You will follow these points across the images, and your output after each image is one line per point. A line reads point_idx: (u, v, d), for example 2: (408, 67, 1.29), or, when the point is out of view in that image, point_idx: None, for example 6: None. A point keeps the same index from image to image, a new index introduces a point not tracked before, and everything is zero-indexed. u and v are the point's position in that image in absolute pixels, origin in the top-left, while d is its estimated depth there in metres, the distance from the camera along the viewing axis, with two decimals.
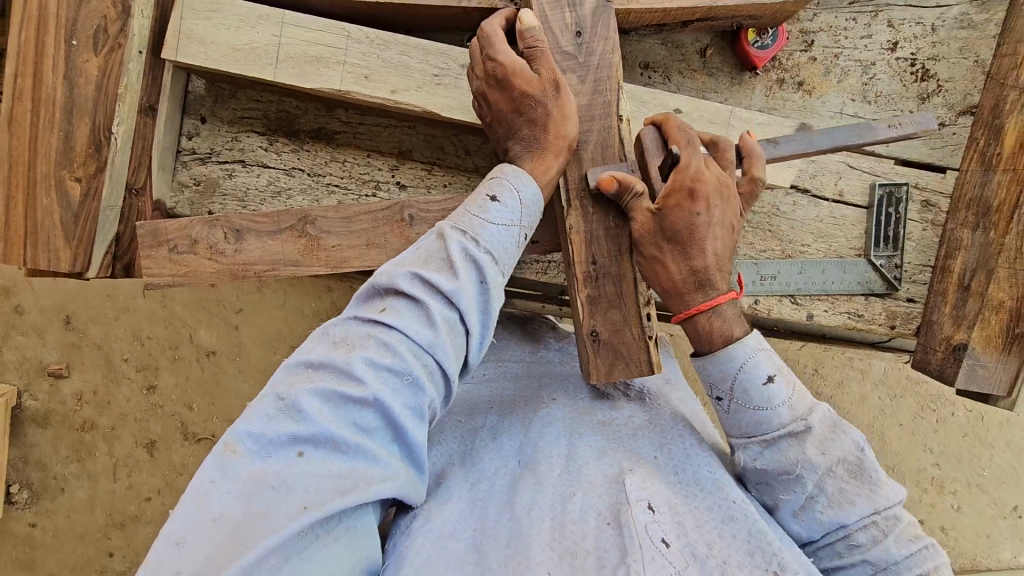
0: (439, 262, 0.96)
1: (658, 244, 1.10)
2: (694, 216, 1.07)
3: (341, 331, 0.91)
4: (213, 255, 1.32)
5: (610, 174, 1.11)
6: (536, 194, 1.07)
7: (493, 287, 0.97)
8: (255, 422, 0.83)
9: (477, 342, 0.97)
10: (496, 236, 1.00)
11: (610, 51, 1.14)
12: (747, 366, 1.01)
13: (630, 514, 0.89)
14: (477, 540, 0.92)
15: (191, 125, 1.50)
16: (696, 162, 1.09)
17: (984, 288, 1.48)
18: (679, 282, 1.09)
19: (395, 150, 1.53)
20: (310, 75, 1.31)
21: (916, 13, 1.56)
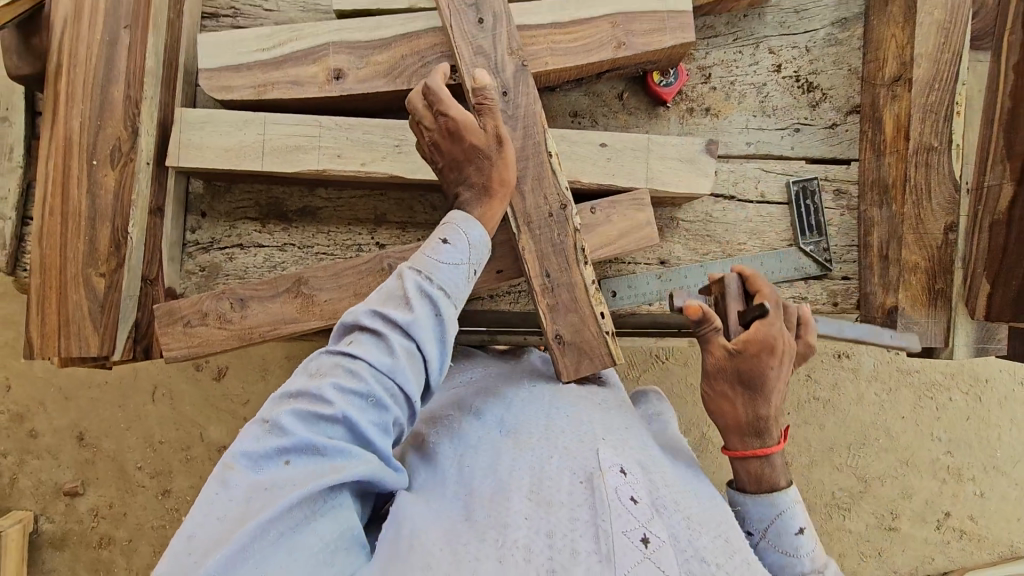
0: (397, 301, 1.15)
1: (728, 383, 1.35)
2: (768, 369, 1.32)
3: (317, 363, 1.09)
4: (222, 323, 1.51)
5: (698, 304, 1.36)
6: (483, 231, 1.28)
7: (445, 317, 1.16)
8: (247, 442, 1.00)
9: (436, 366, 1.15)
10: (447, 273, 1.20)
11: (532, 104, 1.39)
12: (784, 514, 1.28)
13: (602, 480, 1.08)
14: (466, 501, 1.12)
15: (193, 220, 1.73)
16: (777, 325, 1.34)
17: (899, 254, 1.69)
18: (742, 420, 1.33)
19: (371, 216, 1.77)
20: (293, 162, 1.56)
21: (791, 40, 1.84)
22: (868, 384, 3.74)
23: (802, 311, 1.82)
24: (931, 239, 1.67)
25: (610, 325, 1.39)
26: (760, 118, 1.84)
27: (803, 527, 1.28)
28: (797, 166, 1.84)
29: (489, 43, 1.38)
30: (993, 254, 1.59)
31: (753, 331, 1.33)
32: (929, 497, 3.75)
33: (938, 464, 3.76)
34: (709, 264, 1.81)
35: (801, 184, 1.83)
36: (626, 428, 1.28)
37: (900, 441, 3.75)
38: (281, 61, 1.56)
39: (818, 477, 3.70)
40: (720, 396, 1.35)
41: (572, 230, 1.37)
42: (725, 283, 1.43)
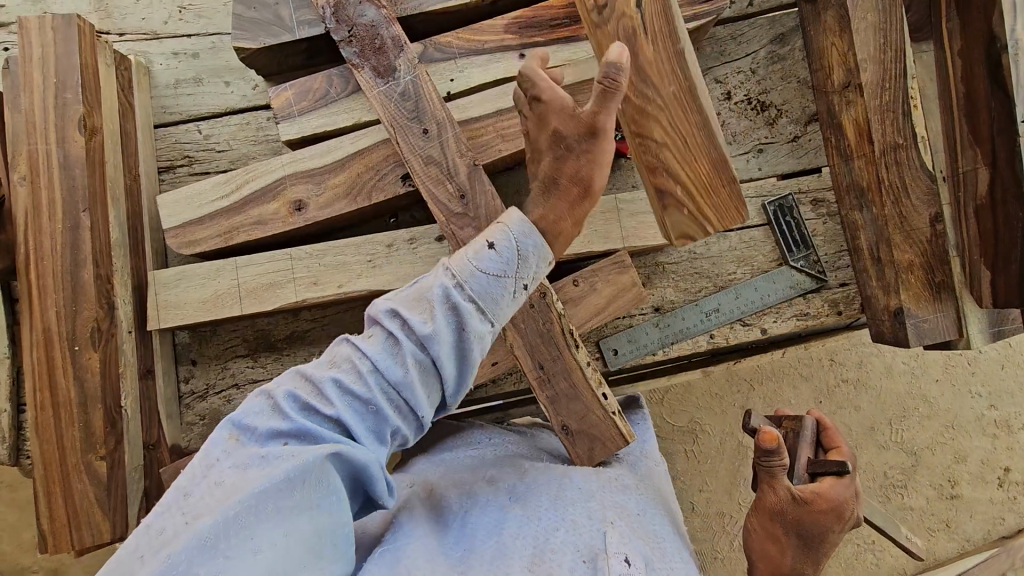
0: (425, 302, 0.97)
1: (782, 529, 1.33)
2: (827, 525, 1.31)
3: (333, 348, 0.98)
4: None
5: (777, 437, 1.28)
6: (540, 241, 1.03)
7: (472, 338, 0.97)
8: (248, 413, 0.93)
9: (447, 383, 1.00)
10: (485, 283, 0.99)
11: (492, 200, 1.36)
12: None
13: (606, 564, 1.10)
14: (465, 555, 1.13)
15: (185, 370, 1.72)
16: (851, 491, 1.33)
17: (892, 255, 1.65)
18: (783, 564, 1.36)
19: (360, 328, 1.76)
20: (269, 300, 1.55)
21: (734, 65, 1.83)
22: (894, 355, 3.66)
23: (808, 328, 1.81)
24: (920, 234, 1.62)
25: (615, 403, 1.35)
26: (721, 147, 1.84)
27: None
28: (769, 185, 1.83)
29: (438, 150, 1.37)
30: (985, 240, 1.51)
31: (825, 487, 1.32)
32: (983, 456, 3.66)
33: (984, 420, 3.67)
34: (703, 301, 1.79)
35: (777, 202, 1.81)
36: (640, 507, 1.30)
37: (939, 406, 3.66)
38: (241, 205, 1.56)
39: (866, 460, 3.61)
40: (771, 537, 1.35)
41: (556, 315, 1.34)
42: (802, 424, 1.45)
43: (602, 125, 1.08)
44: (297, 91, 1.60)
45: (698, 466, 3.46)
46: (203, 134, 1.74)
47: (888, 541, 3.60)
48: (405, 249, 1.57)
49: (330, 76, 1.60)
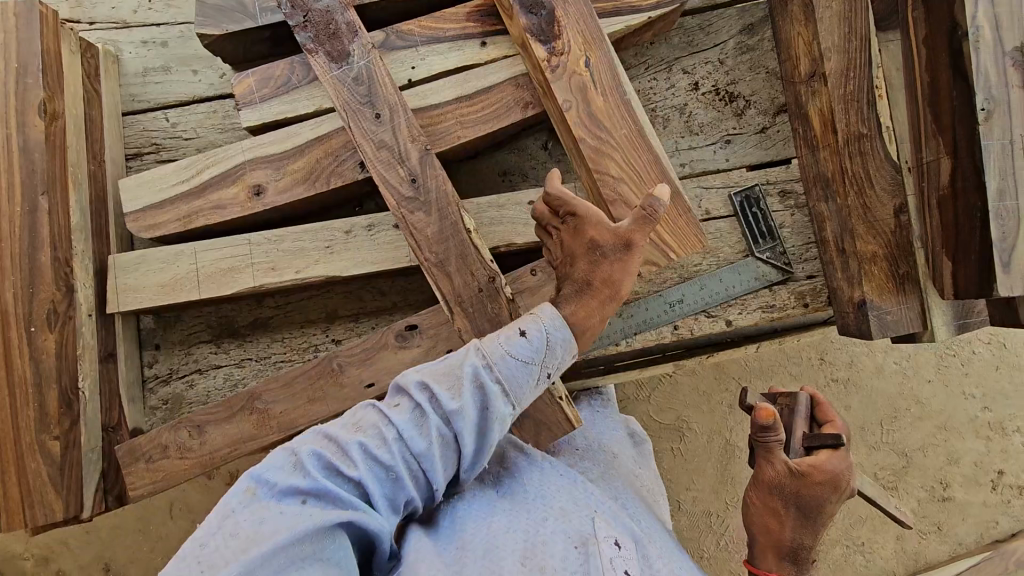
0: (453, 381, 1.11)
1: (783, 504, 1.29)
2: (826, 499, 1.28)
3: (360, 414, 1.07)
4: (182, 453, 1.52)
5: (772, 409, 1.29)
6: (568, 338, 1.19)
7: (492, 415, 1.11)
8: (270, 470, 0.98)
9: (463, 457, 1.12)
10: (511, 367, 1.13)
11: (442, 184, 1.37)
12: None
13: (598, 548, 1.14)
14: (457, 554, 1.14)
15: (150, 355, 1.74)
16: (847, 460, 1.32)
17: (855, 246, 1.62)
18: (783, 542, 1.30)
19: (322, 315, 1.76)
20: (228, 284, 1.56)
21: (703, 55, 1.81)
22: (886, 355, 3.61)
23: (773, 320, 1.78)
24: (884, 225, 1.61)
25: (563, 389, 1.47)
26: (689, 137, 1.82)
27: None
28: (736, 176, 1.81)
29: (390, 135, 1.37)
30: (947, 232, 1.52)
31: (820, 459, 1.31)
32: (976, 458, 3.60)
33: (978, 422, 3.61)
34: (667, 292, 1.79)
35: (744, 193, 1.80)
36: (616, 498, 1.39)
37: (931, 407, 3.61)
38: (201, 189, 1.57)
39: (855, 461, 3.57)
40: (772, 511, 1.30)
41: (505, 299, 1.34)
42: (796, 399, 1.45)
43: (634, 242, 1.26)
44: (259, 78, 1.60)
45: (683, 463, 3.45)
46: (170, 122, 1.75)
47: (877, 543, 3.55)
48: (364, 236, 1.58)
49: (292, 64, 1.60)
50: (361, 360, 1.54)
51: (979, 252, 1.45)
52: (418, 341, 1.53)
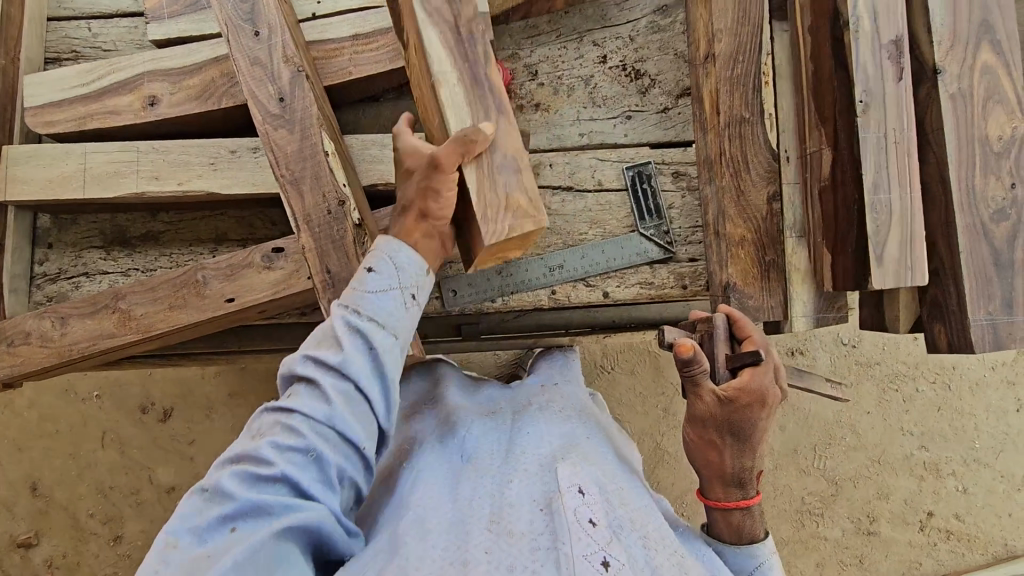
0: (330, 339, 1.17)
1: (719, 435, 1.31)
2: (757, 418, 1.30)
3: (257, 423, 1.10)
4: (43, 342, 1.56)
5: (689, 341, 1.25)
6: (416, 257, 1.27)
7: (379, 349, 1.17)
8: (185, 518, 0.98)
9: (377, 402, 1.16)
10: (378, 302, 1.21)
11: (309, 106, 1.41)
12: (763, 565, 1.34)
13: (561, 503, 1.07)
14: (418, 521, 1.09)
15: (41, 253, 1.80)
16: (769, 376, 1.30)
17: (725, 228, 1.64)
18: (727, 470, 1.33)
19: (212, 236, 1.81)
20: (111, 187, 1.64)
21: (613, 31, 1.87)
22: (827, 379, 3.59)
23: (651, 297, 1.79)
24: (756, 211, 1.63)
25: None
26: (591, 108, 1.86)
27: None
28: (632, 152, 1.84)
29: (266, 54, 1.43)
30: (826, 223, 1.56)
31: (745, 380, 1.29)
32: (906, 496, 3.55)
33: (913, 460, 3.57)
34: (548, 256, 1.81)
35: (636, 169, 1.82)
36: (586, 440, 1.32)
37: (866, 438, 3.57)
38: (99, 94, 1.64)
39: (784, 482, 3.53)
40: (708, 444, 1.33)
41: (352, 225, 1.38)
42: (713, 323, 1.38)
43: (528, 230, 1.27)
44: None
45: None
46: (92, 33, 1.82)
47: (795, 568, 3.50)
48: (249, 157, 1.64)
49: None
50: (225, 275, 1.56)
51: (853, 244, 1.50)
52: (282, 264, 1.56)
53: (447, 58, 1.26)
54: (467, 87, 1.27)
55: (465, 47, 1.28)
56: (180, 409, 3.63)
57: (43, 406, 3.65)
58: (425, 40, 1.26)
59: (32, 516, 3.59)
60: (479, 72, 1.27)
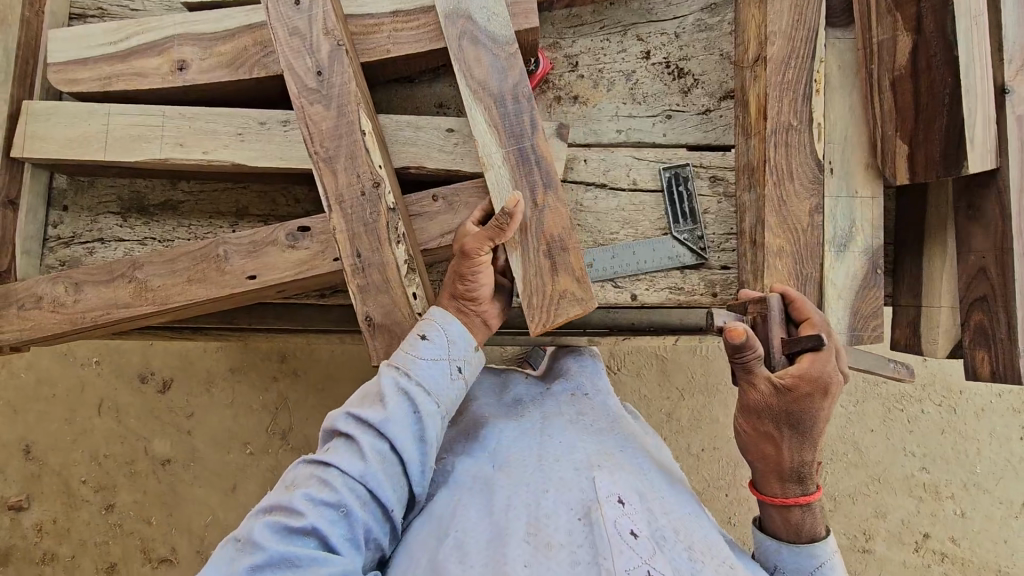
0: (373, 397, 1.19)
1: (776, 426, 1.29)
2: (818, 409, 1.28)
3: (293, 474, 1.14)
4: (55, 307, 1.51)
5: (742, 326, 1.24)
6: (465, 331, 1.28)
7: (420, 412, 1.16)
8: (223, 564, 1.03)
9: (411, 465, 1.15)
10: (426, 369, 1.21)
11: (347, 82, 1.36)
12: (823, 566, 1.33)
13: (600, 514, 1.15)
14: (460, 540, 1.16)
15: (56, 215, 1.74)
16: (830, 363, 1.30)
17: (763, 238, 1.59)
18: (784, 464, 1.32)
19: (233, 209, 1.76)
20: (134, 151, 1.58)
21: (659, 26, 1.81)
22: None
23: (680, 303, 1.74)
24: (797, 222, 1.57)
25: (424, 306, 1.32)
26: (630, 105, 1.81)
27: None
28: (670, 153, 1.78)
29: (305, 23, 1.37)
30: (903, 114, 1.52)
31: (804, 369, 1.29)
32: (904, 516, 3.52)
33: (913, 480, 3.54)
34: None
35: (673, 171, 1.76)
36: (619, 448, 1.38)
37: (868, 456, 3.55)
38: (125, 55, 1.58)
39: None
40: (764, 436, 1.31)
41: (385, 208, 1.33)
42: (767, 305, 1.38)
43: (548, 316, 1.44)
44: None
45: None
46: None
47: None
48: (278, 131, 1.58)
49: None
50: (247, 251, 1.51)
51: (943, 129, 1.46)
52: (307, 244, 1.51)
53: (497, 147, 1.46)
54: (515, 172, 1.45)
55: (513, 137, 1.46)
56: (180, 380, 3.59)
57: (41, 369, 3.60)
58: (477, 132, 1.46)
59: (25, 479, 3.55)
60: (526, 156, 1.46)
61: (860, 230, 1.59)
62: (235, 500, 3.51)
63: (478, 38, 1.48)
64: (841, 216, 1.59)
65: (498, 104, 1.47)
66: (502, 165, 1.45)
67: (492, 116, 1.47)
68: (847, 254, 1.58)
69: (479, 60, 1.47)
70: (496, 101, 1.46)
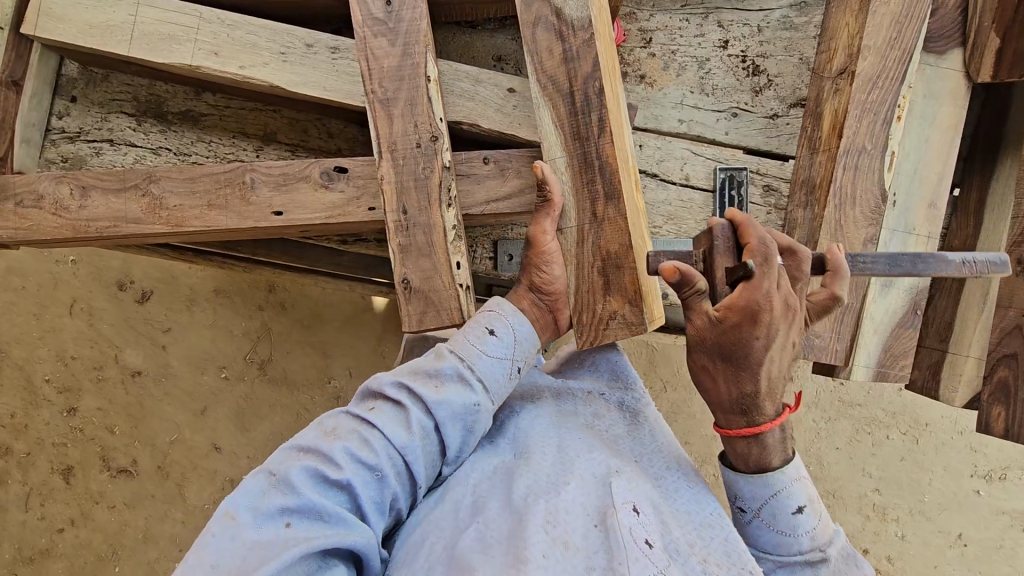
0: (428, 374, 1.19)
1: (707, 359, 1.14)
2: (753, 340, 1.09)
3: (333, 422, 1.15)
4: (57, 210, 1.38)
5: (672, 265, 1.10)
6: (531, 333, 1.27)
7: (472, 403, 1.18)
8: (253, 495, 1.05)
9: (449, 446, 1.18)
10: (488, 365, 1.20)
11: (418, 19, 1.23)
12: (781, 494, 1.16)
13: (616, 519, 1.12)
14: (480, 533, 1.13)
15: (62, 105, 1.58)
16: (767, 288, 1.09)
17: (813, 260, 1.53)
18: (723, 398, 1.16)
19: (260, 132, 1.62)
20: (162, 51, 1.42)
21: (743, 16, 1.70)
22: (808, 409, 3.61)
23: None
24: (850, 249, 1.52)
25: (466, 277, 1.24)
26: (697, 95, 1.70)
27: (804, 504, 1.17)
28: (728, 153, 1.69)
29: None
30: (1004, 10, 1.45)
31: (737, 296, 1.10)
32: (850, 532, 3.59)
33: (864, 500, 3.58)
34: None
35: (729, 172, 1.68)
36: (636, 453, 1.35)
37: (829, 472, 3.61)
38: None
39: None
40: (700, 370, 1.16)
41: (441, 165, 1.23)
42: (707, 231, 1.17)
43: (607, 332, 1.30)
44: None
45: None
46: None
47: None
48: (324, 56, 1.44)
49: None
50: (276, 184, 1.40)
51: None
52: (342, 187, 1.40)
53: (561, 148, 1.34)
54: (577, 178, 1.33)
55: (579, 140, 1.33)
56: (160, 293, 3.45)
57: (14, 258, 3.42)
58: (544, 131, 1.34)
59: None
60: (591, 159, 1.32)
61: None
62: (202, 423, 3.43)
63: (553, 22, 1.33)
64: (893, 252, 1.54)
65: (566, 99, 1.33)
66: (565, 170, 1.34)
67: (561, 115, 1.35)
68: (891, 291, 1.55)
69: (551, 47, 1.33)
70: (564, 96, 1.32)
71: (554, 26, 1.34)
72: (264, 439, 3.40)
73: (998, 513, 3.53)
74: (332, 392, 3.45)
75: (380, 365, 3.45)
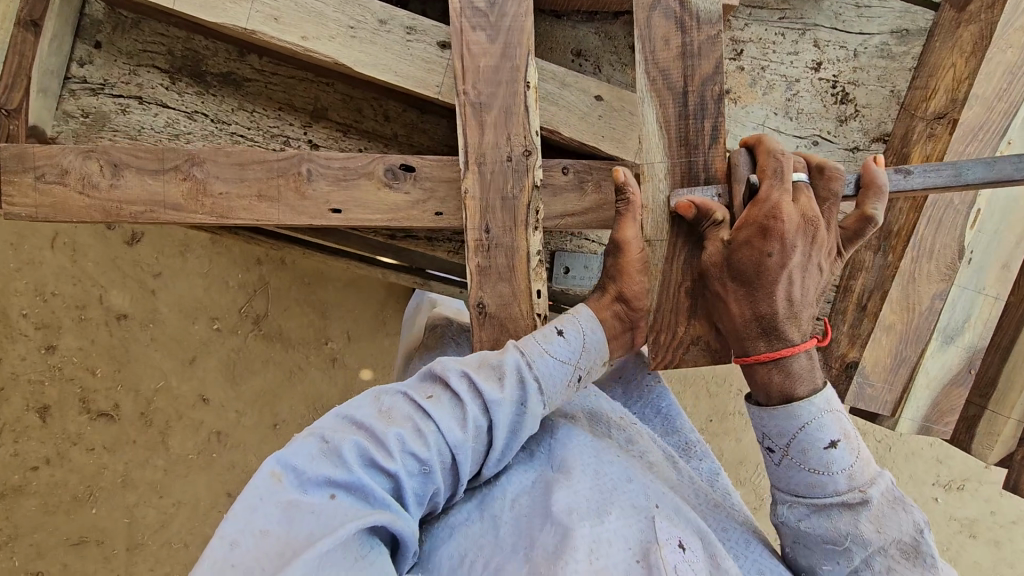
0: (493, 370, 1.11)
1: (723, 284, 1.17)
2: (764, 256, 1.11)
3: (390, 403, 1.05)
4: (84, 188, 1.23)
5: (688, 201, 1.20)
6: (601, 342, 1.20)
7: (528, 411, 1.10)
8: (301, 457, 0.96)
9: (495, 450, 1.09)
10: (551, 368, 1.13)
11: (522, 15, 1.15)
12: (811, 427, 1.07)
13: (660, 558, 1.05)
14: (519, 551, 1.04)
15: (84, 51, 1.39)
16: (773, 198, 1.14)
17: (878, 310, 1.50)
18: (739, 322, 1.15)
19: (309, 106, 1.45)
20: (214, 9, 1.25)
21: (841, 37, 1.59)
22: None
23: None
24: (916, 301, 1.49)
25: (545, 306, 1.20)
26: (781, 117, 1.60)
27: (837, 439, 1.07)
28: None
29: None
30: None
31: (749, 212, 1.15)
32: None
33: None
34: None
35: None
36: (675, 483, 1.27)
37: None
38: None
39: None
40: (716, 294, 1.18)
41: (530, 185, 1.17)
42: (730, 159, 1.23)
43: (683, 356, 1.27)
44: None
45: None
46: None
47: None
48: (398, 37, 1.28)
49: None
50: (337, 179, 1.26)
51: None
52: (408, 188, 1.28)
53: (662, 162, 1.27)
54: None
55: (685, 146, 1.27)
56: None
57: None
58: (645, 143, 1.27)
59: None
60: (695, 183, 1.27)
61: (971, 326, 1.53)
62: (191, 374, 3.15)
63: (673, 22, 1.27)
64: (959, 309, 1.52)
65: (677, 114, 1.27)
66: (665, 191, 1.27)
67: (666, 129, 1.28)
68: (949, 347, 1.53)
69: (669, 52, 1.27)
70: (674, 111, 1.28)
71: (672, 28, 1.28)
72: (254, 396, 3.17)
73: (949, 518, 3.22)
74: (328, 354, 3.24)
75: (379, 332, 3.27)
